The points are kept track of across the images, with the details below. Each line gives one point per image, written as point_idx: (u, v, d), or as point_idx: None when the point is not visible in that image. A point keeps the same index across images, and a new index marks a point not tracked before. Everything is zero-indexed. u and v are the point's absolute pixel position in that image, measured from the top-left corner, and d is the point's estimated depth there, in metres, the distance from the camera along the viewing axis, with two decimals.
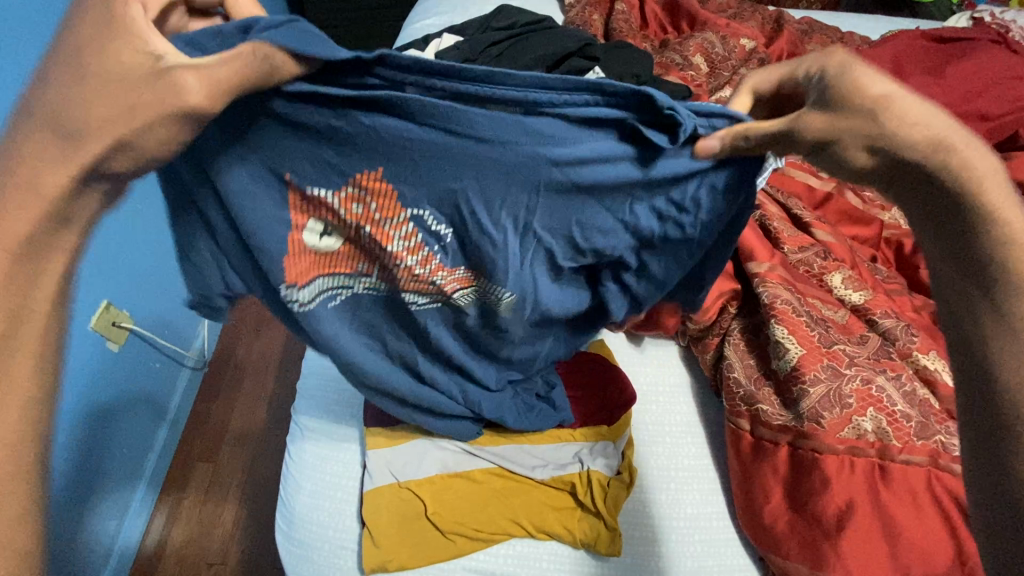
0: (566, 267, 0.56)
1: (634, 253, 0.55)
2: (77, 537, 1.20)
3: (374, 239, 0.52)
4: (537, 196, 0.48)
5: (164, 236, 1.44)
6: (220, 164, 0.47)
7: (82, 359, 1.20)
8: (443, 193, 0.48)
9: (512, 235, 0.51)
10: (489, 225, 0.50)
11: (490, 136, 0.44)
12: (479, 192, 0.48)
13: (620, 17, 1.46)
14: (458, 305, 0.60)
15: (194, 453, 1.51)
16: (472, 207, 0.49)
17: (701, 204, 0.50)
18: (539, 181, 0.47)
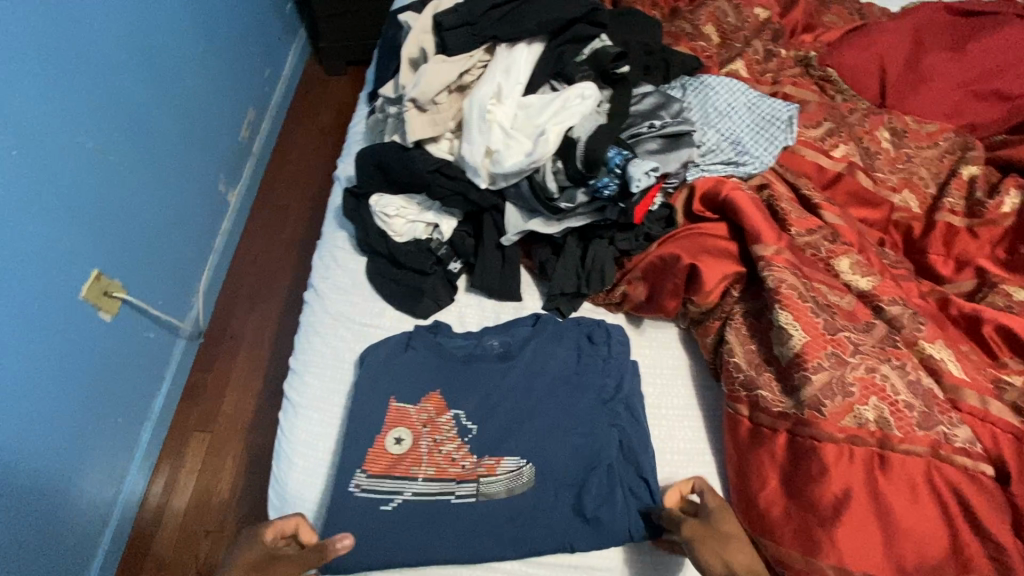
0: (548, 137, 0.84)
1: (582, 138, 0.85)
2: (73, 504, 1.21)
3: (444, 64, 0.87)
4: (535, 70, 0.90)
5: (155, 203, 1.40)
6: (396, 136, 0.96)
7: (77, 330, 1.18)
8: (499, 71, 0.89)
9: (526, 67, 0.89)
10: (513, 66, 0.89)
11: (512, 60, 0.89)
12: (509, 67, 0.89)
13: None
14: (483, 123, 0.87)
15: (191, 424, 1.52)
16: (508, 64, 0.89)
17: (615, 113, 0.88)
18: (537, 75, 0.90)
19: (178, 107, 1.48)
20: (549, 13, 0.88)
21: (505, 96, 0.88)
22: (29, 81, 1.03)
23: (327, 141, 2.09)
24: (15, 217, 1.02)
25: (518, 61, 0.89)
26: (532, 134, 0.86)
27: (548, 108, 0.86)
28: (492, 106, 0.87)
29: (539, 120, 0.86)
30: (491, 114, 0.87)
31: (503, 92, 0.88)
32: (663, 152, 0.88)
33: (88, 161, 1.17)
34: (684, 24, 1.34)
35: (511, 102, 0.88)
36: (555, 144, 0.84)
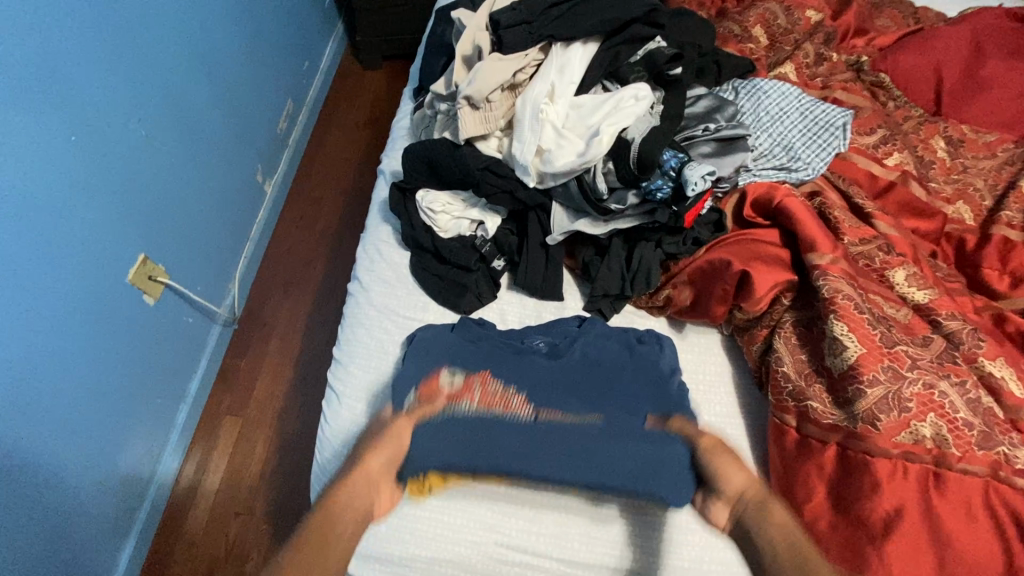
0: (601, 137, 0.84)
1: (636, 139, 0.84)
2: (112, 479, 1.25)
3: (500, 62, 0.87)
4: (589, 70, 0.89)
5: (196, 190, 1.43)
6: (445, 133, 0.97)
7: (122, 311, 1.22)
8: (553, 70, 0.88)
9: (580, 67, 0.89)
10: (567, 65, 0.88)
11: (567, 59, 0.89)
12: (563, 66, 0.89)
13: None
14: (535, 122, 0.87)
15: (225, 407, 1.56)
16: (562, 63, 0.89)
17: (670, 115, 0.88)
18: (591, 75, 0.90)
19: (220, 96, 1.51)
20: (606, 12, 0.88)
21: (558, 95, 0.88)
22: (79, 68, 1.05)
23: (363, 133, 2.11)
24: (69, 199, 1.05)
25: (572, 60, 0.89)
26: (584, 135, 0.86)
27: (601, 109, 0.86)
28: (546, 104, 0.87)
29: (593, 120, 0.86)
30: (545, 113, 0.87)
31: (557, 90, 0.88)
32: (717, 156, 0.87)
33: (135, 147, 1.21)
34: (732, 24, 1.32)
35: (564, 102, 0.88)
36: (608, 145, 0.84)
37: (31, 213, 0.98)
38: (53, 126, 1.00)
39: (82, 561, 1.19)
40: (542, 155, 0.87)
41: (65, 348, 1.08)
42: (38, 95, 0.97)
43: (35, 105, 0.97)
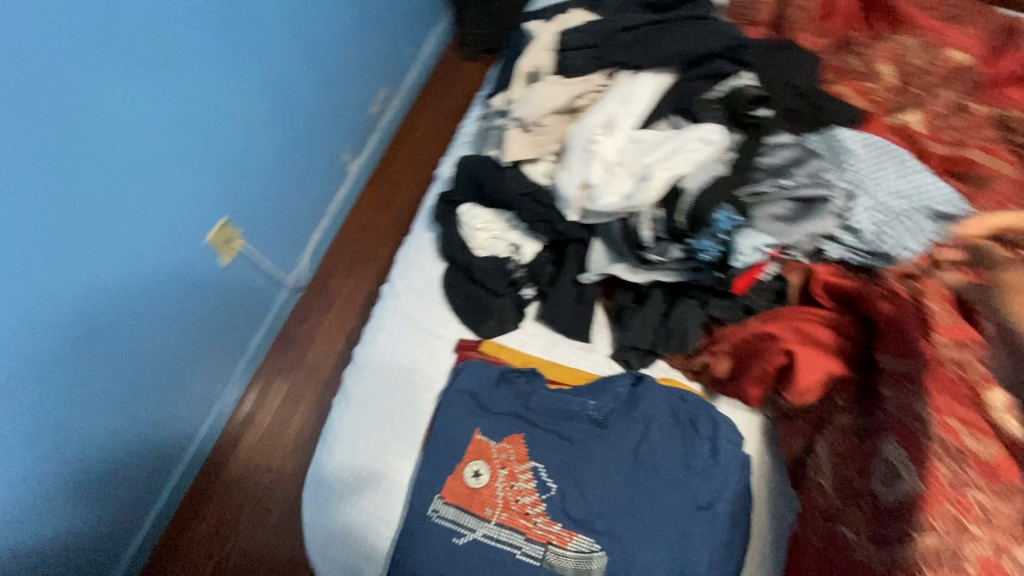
0: (653, 184, 0.76)
1: (692, 189, 0.76)
2: (169, 415, 1.34)
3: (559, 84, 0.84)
4: (655, 104, 0.82)
5: (282, 160, 1.49)
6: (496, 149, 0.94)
7: (200, 268, 1.30)
8: (614, 99, 0.82)
9: (647, 99, 0.82)
10: (630, 96, 0.81)
11: (630, 88, 0.82)
12: (626, 95, 0.82)
13: (798, 3, 1.23)
14: (586, 155, 0.80)
15: (279, 365, 1.64)
16: (625, 93, 0.82)
17: (739, 163, 0.78)
18: (654, 109, 0.82)
19: (318, 77, 1.57)
20: (686, 42, 0.83)
21: (613, 125, 0.81)
22: (194, 42, 1.11)
23: (450, 124, 2.13)
24: (168, 161, 1.12)
25: (637, 89, 0.82)
26: (636, 177, 0.78)
27: (660, 149, 0.78)
28: (599, 133, 0.80)
29: (646, 159, 0.78)
30: (596, 142, 0.80)
31: (612, 120, 0.81)
32: (790, 217, 0.75)
33: (234, 119, 1.27)
34: (854, 59, 1.15)
35: (618, 133, 0.80)
36: (658, 192, 0.76)
37: (133, 170, 1.05)
38: (164, 92, 1.07)
39: (132, 485, 1.30)
40: (587, 192, 0.80)
41: (145, 296, 1.16)
42: (155, 63, 1.04)
43: (151, 72, 1.04)
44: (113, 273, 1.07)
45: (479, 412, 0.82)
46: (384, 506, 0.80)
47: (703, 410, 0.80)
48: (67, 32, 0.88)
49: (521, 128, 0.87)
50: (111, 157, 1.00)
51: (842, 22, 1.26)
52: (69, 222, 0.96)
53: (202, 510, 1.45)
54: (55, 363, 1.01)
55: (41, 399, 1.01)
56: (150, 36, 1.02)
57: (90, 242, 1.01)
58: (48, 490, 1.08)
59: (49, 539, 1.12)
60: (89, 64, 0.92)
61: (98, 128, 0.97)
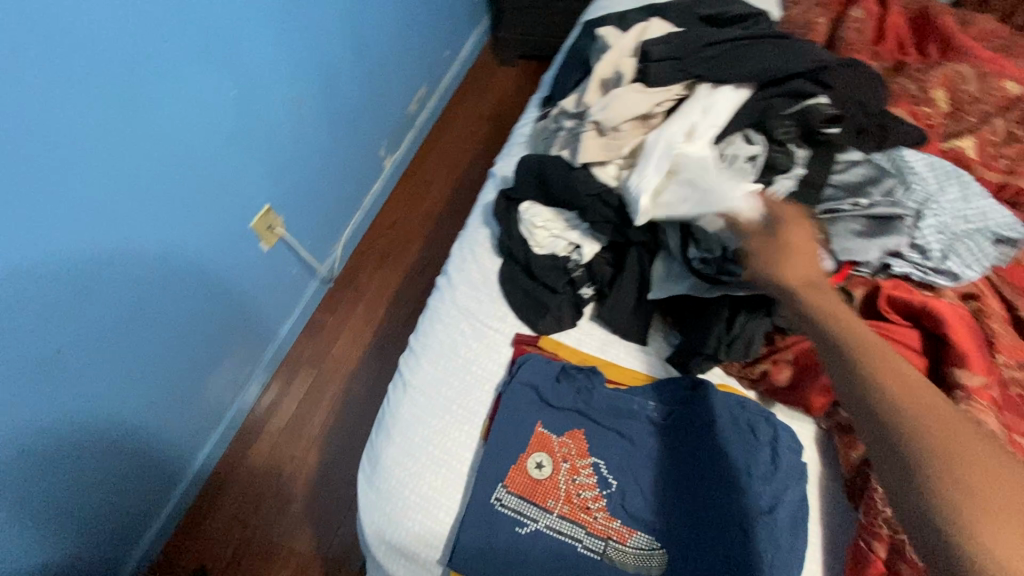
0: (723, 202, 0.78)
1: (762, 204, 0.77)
2: (199, 395, 1.35)
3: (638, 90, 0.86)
4: (730, 117, 0.83)
5: (323, 149, 1.51)
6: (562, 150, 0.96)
7: (242, 252, 1.31)
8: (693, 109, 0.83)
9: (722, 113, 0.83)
10: (707, 110, 0.83)
11: (708, 101, 0.83)
12: (704, 108, 0.83)
13: (851, 26, 1.25)
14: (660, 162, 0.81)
15: (307, 354, 1.65)
16: (702, 106, 0.83)
17: (812, 179, 0.79)
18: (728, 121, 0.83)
19: (362, 71, 1.59)
20: (770, 61, 0.83)
21: (695, 137, 0.82)
22: (250, 26, 1.13)
23: (485, 126, 2.16)
24: (221, 142, 1.14)
25: (715, 103, 0.83)
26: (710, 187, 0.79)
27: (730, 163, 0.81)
28: (682, 143, 0.81)
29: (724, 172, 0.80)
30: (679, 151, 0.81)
31: (693, 132, 0.82)
32: (863, 237, 0.76)
33: (280, 104, 1.29)
34: (908, 83, 1.16)
35: (699, 144, 0.81)
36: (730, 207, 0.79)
37: (188, 148, 1.07)
38: (220, 76, 1.09)
39: (162, 460, 1.31)
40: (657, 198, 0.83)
41: (189, 272, 1.18)
42: (213, 46, 1.06)
43: (210, 54, 1.05)
44: (163, 251, 1.09)
45: (540, 404, 0.83)
46: (442, 492, 0.81)
47: (763, 416, 0.81)
48: (138, 11, 0.90)
49: (594, 130, 0.89)
50: (169, 135, 1.02)
51: (893, 46, 1.27)
52: (128, 199, 0.98)
53: (224, 493, 1.46)
54: (102, 337, 1.03)
55: (87, 371, 1.02)
56: (212, 19, 1.04)
57: (143, 215, 1.02)
58: (81, 463, 1.09)
59: (77, 512, 1.13)
60: (157, 43, 0.94)
61: (159, 108, 0.98)
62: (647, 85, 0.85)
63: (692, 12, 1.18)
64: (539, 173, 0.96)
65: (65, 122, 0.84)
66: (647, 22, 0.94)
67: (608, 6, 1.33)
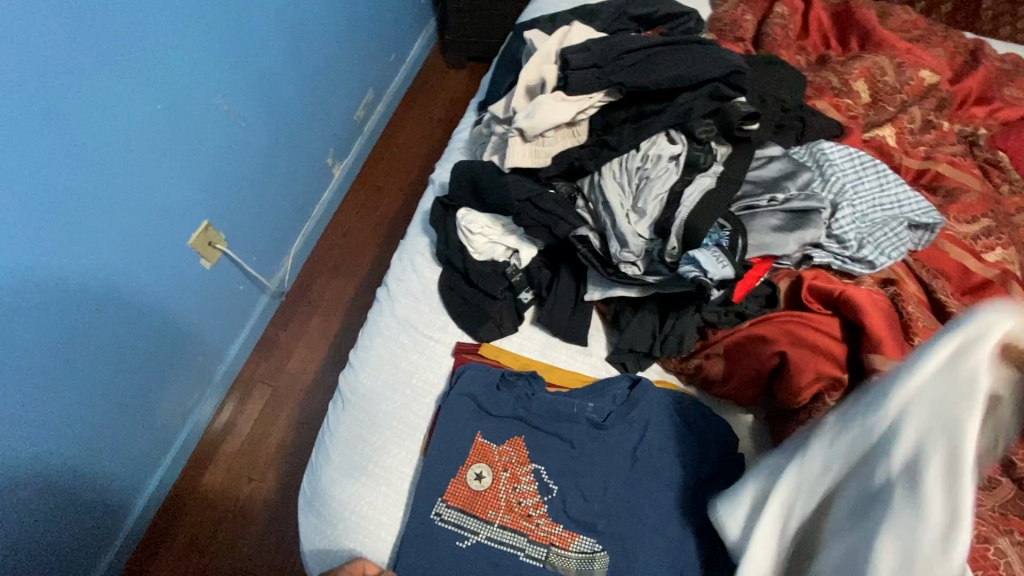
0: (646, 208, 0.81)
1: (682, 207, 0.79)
2: (145, 423, 1.29)
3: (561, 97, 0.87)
4: (649, 121, 0.84)
5: (265, 160, 1.46)
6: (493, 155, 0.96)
7: (181, 272, 1.26)
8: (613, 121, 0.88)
9: (642, 120, 0.85)
10: (629, 120, 0.87)
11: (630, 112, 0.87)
12: (625, 120, 0.87)
13: (777, 21, 1.28)
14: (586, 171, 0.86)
15: (260, 371, 1.60)
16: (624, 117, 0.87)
17: (729, 177, 0.80)
18: (647, 125, 0.84)
19: (304, 78, 1.55)
20: (684, 68, 0.84)
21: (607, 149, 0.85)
22: (176, 38, 1.08)
23: (435, 130, 2.13)
24: (149, 159, 1.09)
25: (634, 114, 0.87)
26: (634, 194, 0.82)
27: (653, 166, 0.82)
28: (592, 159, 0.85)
29: (637, 181, 0.83)
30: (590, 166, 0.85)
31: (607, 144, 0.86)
32: (782, 231, 0.78)
33: (217, 117, 1.24)
34: (831, 75, 1.20)
35: (611, 156, 0.84)
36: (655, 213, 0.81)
37: (111, 167, 1.01)
38: (147, 90, 1.04)
39: (109, 494, 1.24)
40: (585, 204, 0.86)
41: (123, 296, 1.12)
42: (136, 58, 1.01)
43: (131, 68, 1.00)
44: (91, 276, 1.04)
45: (477, 413, 0.82)
46: (384, 511, 0.80)
47: (698, 411, 0.82)
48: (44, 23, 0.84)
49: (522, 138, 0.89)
50: (88, 154, 0.96)
51: (818, 40, 1.31)
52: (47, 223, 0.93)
53: (178, 522, 1.39)
54: (26, 371, 0.97)
55: (9, 408, 0.96)
56: (132, 32, 0.99)
57: (64, 239, 0.96)
58: (12, 506, 1.02)
59: (13, 557, 1.06)
60: (67, 58, 0.89)
61: (76, 125, 0.93)
62: (570, 93, 0.87)
63: (622, 12, 1.19)
64: (472, 180, 0.95)
65: None
66: (570, 26, 0.94)
67: (542, 6, 1.33)
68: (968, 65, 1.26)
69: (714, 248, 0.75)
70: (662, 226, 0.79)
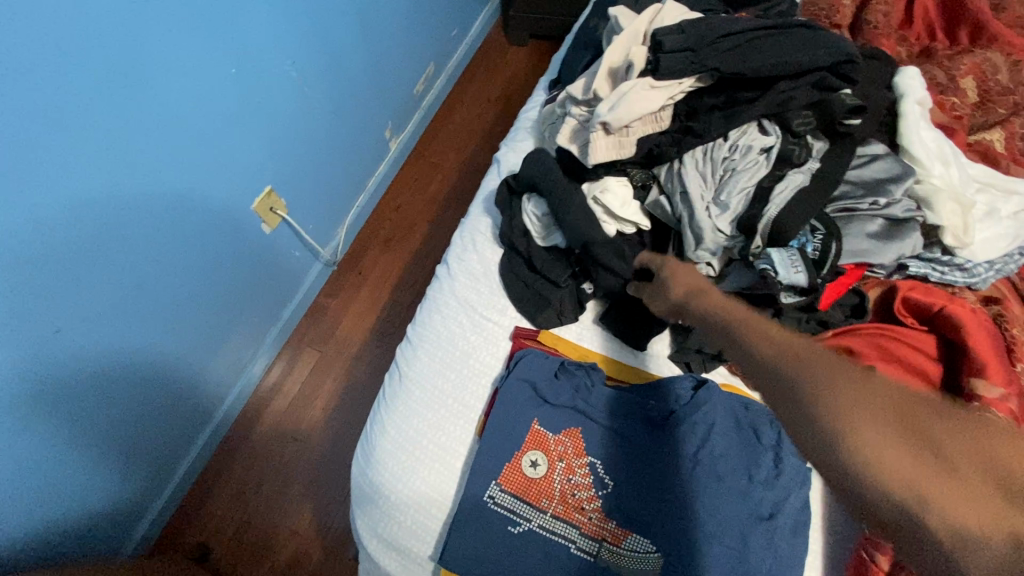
0: (732, 202, 0.76)
1: (770, 203, 0.74)
2: (202, 376, 1.34)
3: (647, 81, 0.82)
4: (742, 110, 0.79)
5: (328, 129, 1.47)
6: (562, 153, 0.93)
7: (245, 234, 1.29)
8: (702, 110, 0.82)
9: (733, 108, 0.80)
10: (718, 109, 0.81)
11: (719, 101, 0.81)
12: (713, 107, 0.82)
13: (878, 8, 1.19)
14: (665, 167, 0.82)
15: (311, 336, 1.64)
16: (712, 104, 0.82)
17: (826, 174, 0.74)
18: (740, 113, 0.79)
19: (370, 47, 1.54)
20: (791, 54, 0.77)
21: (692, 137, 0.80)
22: (254, 2, 1.09)
23: (493, 108, 2.11)
24: (221, 123, 1.11)
25: (723, 103, 0.81)
26: (716, 187, 0.78)
27: (741, 160, 0.77)
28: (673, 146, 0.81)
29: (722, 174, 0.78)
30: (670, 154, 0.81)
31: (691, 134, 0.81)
32: (879, 238, 0.72)
33: (283, 83, 1.25)
34: (936, 70, 1.10)
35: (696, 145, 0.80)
36: (739, 207, 0.76)
37: (186, 128, 1.03)
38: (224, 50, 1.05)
39: (165, 438, 1.31)
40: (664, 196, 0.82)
41: (191, 253, 1.16)
42: (217, 17, 1.01)
43: (212, 27, 1.01)
44: (165, 233, 1.07)
45: (534, 401, 0.81)
46: (435, 489, 0.80)
47: (767, 419, 0.79)
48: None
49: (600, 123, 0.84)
50: (169, 114, 0.99)
51: (921, 31, 1.21)
52: (129, 178, 0.96)
53: (227, 472, 1.46)
54: (103, 318, 1.02)
55: (84, 354, 1.01)
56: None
57: (142, 195, 0.99)
58: (83, 443, 1.09)
59: (78, 490, 1.13)
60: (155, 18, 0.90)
61: (161, 82, 0.95)
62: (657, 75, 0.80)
63: None
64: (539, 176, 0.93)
65: (61, 103, 0.81)
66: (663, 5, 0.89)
67: None
68: None
69: (796, 251, 0.70)
70: (747, 223, 0.74)
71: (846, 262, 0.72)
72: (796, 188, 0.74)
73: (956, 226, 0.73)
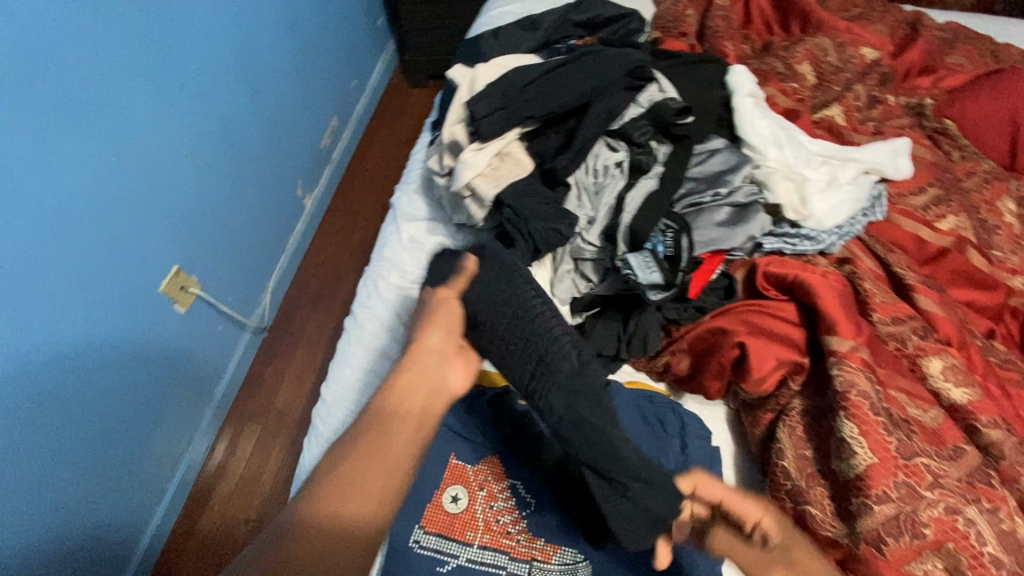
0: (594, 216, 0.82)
1: (626, 210, 0.80)
2: (136, 474, 1.28)
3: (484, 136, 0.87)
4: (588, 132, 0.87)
5: (233, 201, 1.46)
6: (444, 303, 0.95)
7: (156, 321, 1.25)
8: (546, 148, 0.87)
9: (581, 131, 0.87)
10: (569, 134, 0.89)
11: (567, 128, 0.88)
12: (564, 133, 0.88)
13: (719, 14, 1.30)
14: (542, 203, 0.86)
15: (250, 408, 1.59)
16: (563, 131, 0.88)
17: (671, 176, 0.81)
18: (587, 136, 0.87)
19: (263, 110, 1.54)
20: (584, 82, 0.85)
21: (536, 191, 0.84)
22: (125, 91, 1.07)
23: (403, 149, 2.14)
24: (110, 215, 1.08)
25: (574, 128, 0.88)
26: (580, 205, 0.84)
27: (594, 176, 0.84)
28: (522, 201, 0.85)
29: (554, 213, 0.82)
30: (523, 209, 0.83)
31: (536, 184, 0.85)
32: (727, 225, 0.78)
33: (176, 164, 1.23)
34: (775, 61, 1.21)
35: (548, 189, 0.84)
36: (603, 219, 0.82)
37: (69, 227, 1.00)
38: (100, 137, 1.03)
39: (104, 547, 1.23)
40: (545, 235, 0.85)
41: (101, 349, 1.10)
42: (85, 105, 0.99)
43: (79, 123, 0.99)
44: (65, 335, 1.02)
45: (447, 437, 0.82)
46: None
47: (670, 409, 0.83)
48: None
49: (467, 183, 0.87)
50: (48, 216, 0.96)
51: (760, 28, 1.34)
52: (8, 284, 0.91)
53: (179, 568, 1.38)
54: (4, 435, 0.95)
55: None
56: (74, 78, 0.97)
57: (28, 302, 0.95)
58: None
59: None
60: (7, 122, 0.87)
61: (28, 186, 0.92)
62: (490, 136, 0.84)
63: (564, 19, 1.21)
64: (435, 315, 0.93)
65: None
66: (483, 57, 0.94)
67: (488, 17, 1.36)
68: (910, 38, 1.29)
69: (649, 253, 0.76)
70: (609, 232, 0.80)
71: (703, 251, 0.77)
72: (647, 192, 0.80)
73: (793, 201, 0.82)
